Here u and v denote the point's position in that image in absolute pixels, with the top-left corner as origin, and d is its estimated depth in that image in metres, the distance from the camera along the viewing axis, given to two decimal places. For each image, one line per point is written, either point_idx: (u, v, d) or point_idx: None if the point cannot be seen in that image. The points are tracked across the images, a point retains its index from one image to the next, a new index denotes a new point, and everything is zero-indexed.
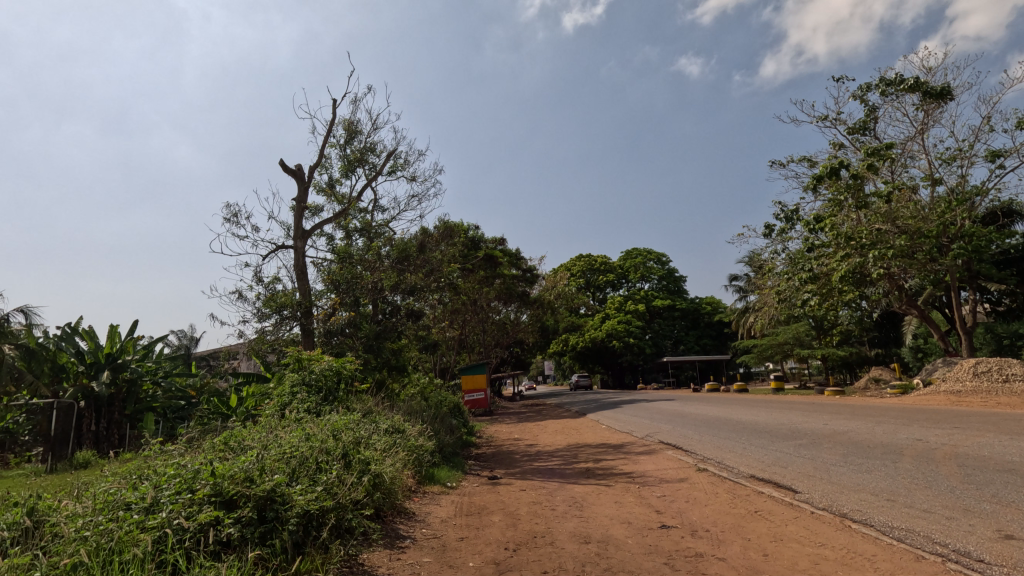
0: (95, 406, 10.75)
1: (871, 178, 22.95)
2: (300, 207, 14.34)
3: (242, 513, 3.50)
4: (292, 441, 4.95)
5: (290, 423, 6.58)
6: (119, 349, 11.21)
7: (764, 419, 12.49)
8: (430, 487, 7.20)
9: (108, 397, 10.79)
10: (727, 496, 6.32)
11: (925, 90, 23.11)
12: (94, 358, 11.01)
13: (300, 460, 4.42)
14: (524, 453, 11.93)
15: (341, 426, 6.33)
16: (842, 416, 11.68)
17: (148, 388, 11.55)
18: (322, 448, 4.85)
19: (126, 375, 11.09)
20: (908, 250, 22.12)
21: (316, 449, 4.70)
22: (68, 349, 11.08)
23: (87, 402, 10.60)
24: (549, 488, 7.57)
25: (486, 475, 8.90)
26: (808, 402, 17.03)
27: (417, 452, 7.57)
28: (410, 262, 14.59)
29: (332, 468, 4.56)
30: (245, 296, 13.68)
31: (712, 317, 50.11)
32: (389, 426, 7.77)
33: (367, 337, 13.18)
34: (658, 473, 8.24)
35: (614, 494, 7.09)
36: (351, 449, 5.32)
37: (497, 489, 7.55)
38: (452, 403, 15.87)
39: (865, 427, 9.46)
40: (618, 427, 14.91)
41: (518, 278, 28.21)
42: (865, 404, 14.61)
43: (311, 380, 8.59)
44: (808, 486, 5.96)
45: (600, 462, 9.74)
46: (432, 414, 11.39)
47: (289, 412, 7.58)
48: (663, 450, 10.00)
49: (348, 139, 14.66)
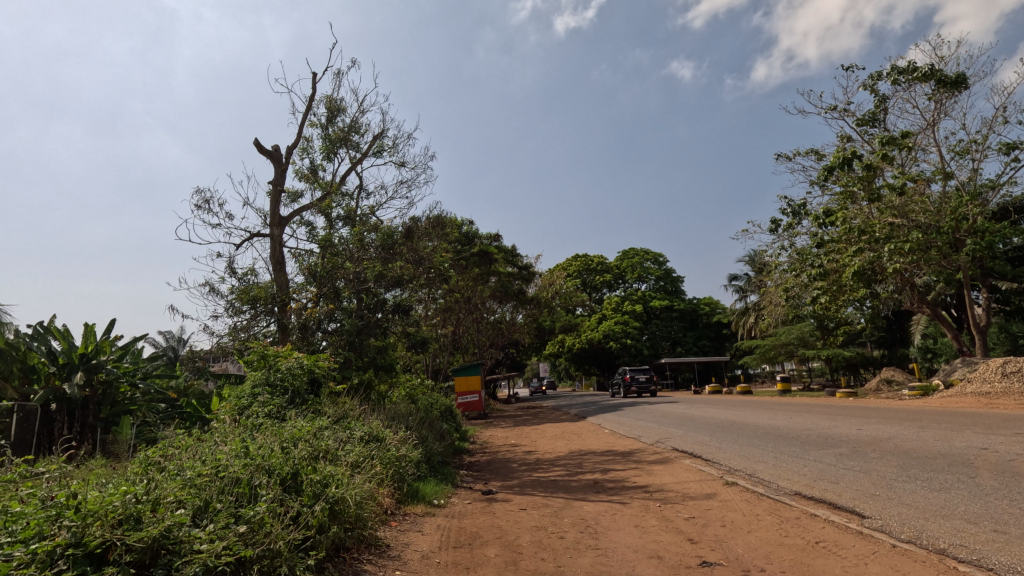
0: (69, 410, 9.37)
1: (884, 169, 21.90)
2: (277, 191, 13.16)
3: (108, 570, 2.32)
4: (221, 456, 3.76)
5: (240, 431, 5.39)
6: (95, 349, 9.68)
7: (785, 423, 11.38)
8: (412, 507, 6.02)
9: (82, 400, 9.30)
10: (773, 521, 5.20)
11: (939, 78, 22.12)
12: (67, 359, 9.46)
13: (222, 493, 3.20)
14: (521, 461, 10.81)
15: (306, 435, 5.19)
16: (873, 420, 10.59)
17: (124, 391, 10.04)
18: (261, 466, 3.65)
19: (102, 376, 9.62)
20: (923, 244, 21.06)
21: (251, 470, 3.49)
22: (39, 348, 9.55)
23: (59, 405, 9.21)
24: (554, 506, 6.42)
25: (480, 489, 7.73)
26: (824, 405, 15.96)
27: (398, 465, 6.44)
28: (397, 251, 13.28)
29: (268, 495, 3.36)
30: (216, 290, 12.52)
31: (710, 317, 49.09)
32: (366, 434, 6.61)
33: (349, 334, 11.99)
34: (679, 487, 7.09)
35: (632, 515, 5.96)
36: (308, 466, 4.13)
37: (493, 509, 6.37)
38: (444, 407, 14.67)
39: (910, 433, 8.39)
40: (623, 431, 13.75)
41: (514, 276, 26.99)
42: (889, 406, 13.56)
43: (276, 380, 7.38)
44: (879, 509, 4.81)
45: (608, 473, 8.57)
46: (420, 419, 10.18)
47: (246, 417, 6.38)
48: (679, 460, 8.87)
49: (331, 117, 13.52)
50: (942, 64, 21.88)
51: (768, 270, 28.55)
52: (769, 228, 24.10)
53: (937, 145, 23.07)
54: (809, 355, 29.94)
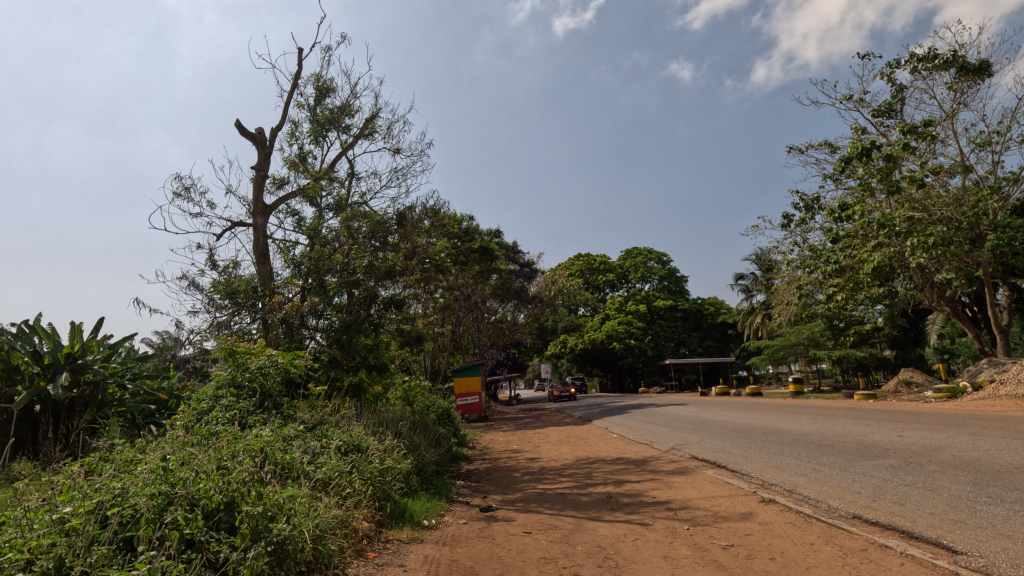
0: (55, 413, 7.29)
1: (906, 160, 20.82)
2: (261, 177, 12.23)
3: None
4: (123, 481, 2.87)
5: (188, 442, 4.46)
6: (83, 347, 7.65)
7: (813, 428, 10.42)
8: (396, 532, 5.05)
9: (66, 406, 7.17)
10: (835, 553, 4.24)
11: (962, 65, 21.07)
12: (50, 359, 7.38)
13: (89, 562, 2.30)
14: (524, 470, 9.82)
15: (265, 448, 4.29)
16: (911, 425, 9.57)
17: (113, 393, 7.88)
18: (171, 501, 2.74)
19: (89, 378, 7.51)
20: (946, 239, 20.02)
21: (151, 509, 2.61)
22: (22, 345, 7.45)
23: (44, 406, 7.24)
24: (564, 529, 5.48)
25: (478, 505, 6.79)
26: (848, 407, 14.97)
27: (382, 481, 5.50)
28: (389, 241, 12.36)
29: (164, 553, 2.43)
30: (195, 283, 11.63)
31: (715, 317, 47.93)
32: (343, 444, 5.66)
33: (336, 330, 11.01)
34: (707, 505, 6.11)
35: (656, 541, 5.00)
36: (251, 491, 3.20)
37: (492, 532, 5.41)
38: (441, 409, 13.76)
39: (965, 441, 7.45)
40: (633, 436, 12.84)
41: (515, 274, 25.92)
42: (920, 410, 12.57)
43: (244, 380, 6.42)
44: (974, 544, 3.89)
45: (622, 485, 7.60)
46: (413, 424, 9.25)
47: (204, 424, 5.42)
48: (701, 471, 7.91)
49: (319, 98, 12.58)
50: (966, 51, 20.84)
51: (778, 268, 27.58)
52: (782, 223, 23.12)
53: (957, 137, 22.04)
54: (819, 356, 28.89)
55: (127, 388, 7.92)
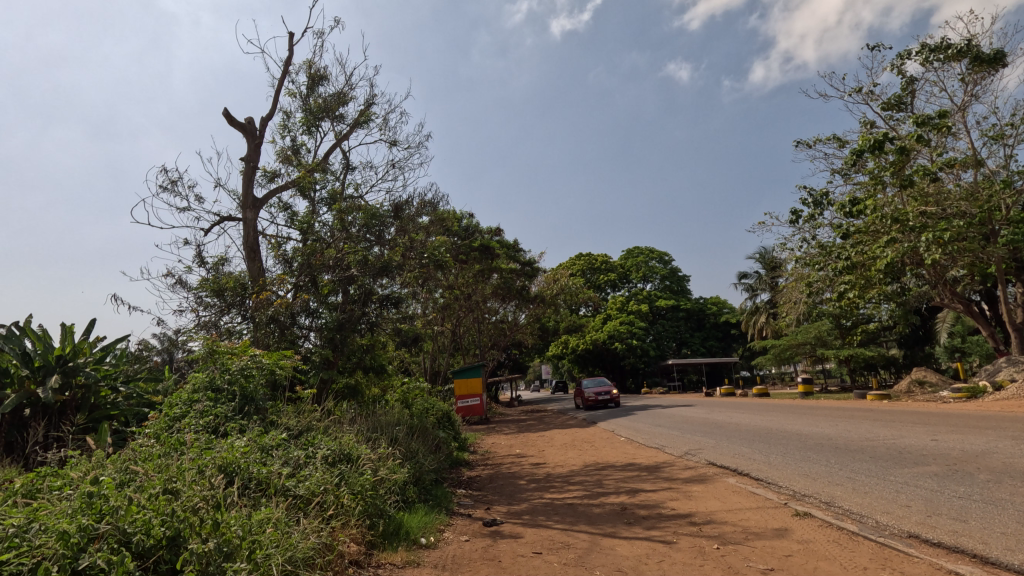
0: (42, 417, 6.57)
1: (919, 151, 20.20)
2: (251, 169, 11.65)
3: None
4: (33, 518, 2.36)
5: (145, 457, 3.84)
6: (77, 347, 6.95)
7: (835, 431, 9.80)
8: (389, 554, 4.44)
9: (59, 408, 6.51)
10: None
11: (975, 55, 20.48)
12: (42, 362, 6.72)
13: None
14: (529, 477, 9.20)
15: (237, 462, 3.75)
16: (941, 428, 8.95)
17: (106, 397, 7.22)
18: (86, 547, 2.22)
19: (81, 381, 6.80)
20: (962, 236, 19.27)
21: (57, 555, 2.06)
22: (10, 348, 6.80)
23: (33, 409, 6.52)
24: (577, 549, 4.88)
25: (481, 518, 6.19)
26: (864, 408, 14.31)
27: (375, 496, 4.90)
28: (384, 234, 11.71)
29: None
30: (183, 280, 11.04)
31: (718, 317, 47.38)
32: (331, 454, 5.07)
33: (329, 329, 10.38)
34: (734, 519, 5.51)
35: (684, 563, 4.41)
36: (206, 519, 2.68)
37: (496, 553, 4.80)
38: (441, 412, 13.14)
39: (1009, 446, 6.83)
40: (643, 439, 12.20)
41: (516, 273, 25.32)
42: (944, 412, 11.90)
43: (223, 383, 5.81)
44: None
45: (637, 495, 7.00)
46: (411, 429, 8.64)
47: (176, 432, 4.82)
48: (722, 479, 7.32)
49: (312, 86, 12.01)
50: (979, 40, 20.24)
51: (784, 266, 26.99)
52: (790, 220, 22.54)
53: (969, 130, 21.46)
54: (827, 356, 28.20)
55: (119, 390, 7.17)
